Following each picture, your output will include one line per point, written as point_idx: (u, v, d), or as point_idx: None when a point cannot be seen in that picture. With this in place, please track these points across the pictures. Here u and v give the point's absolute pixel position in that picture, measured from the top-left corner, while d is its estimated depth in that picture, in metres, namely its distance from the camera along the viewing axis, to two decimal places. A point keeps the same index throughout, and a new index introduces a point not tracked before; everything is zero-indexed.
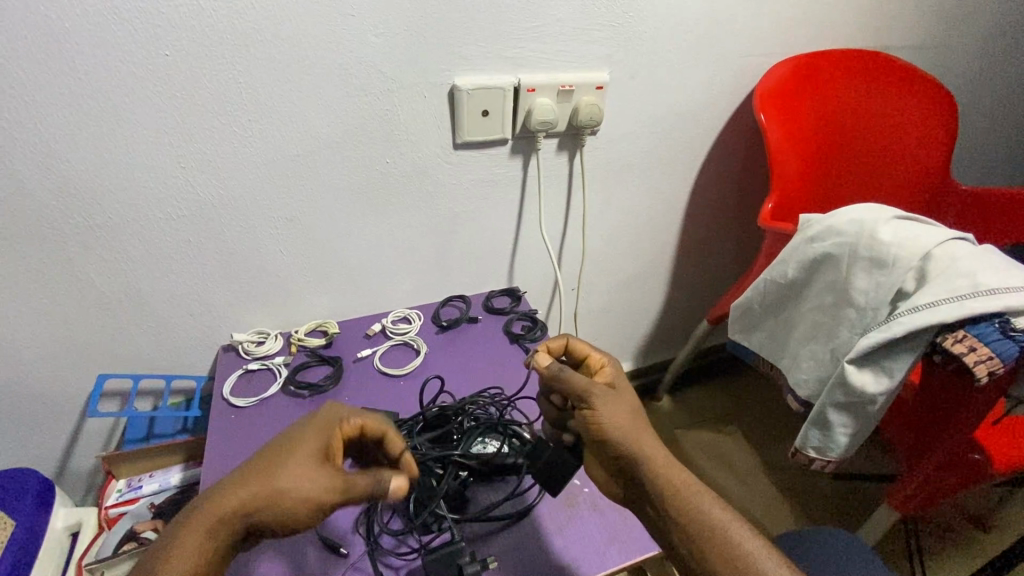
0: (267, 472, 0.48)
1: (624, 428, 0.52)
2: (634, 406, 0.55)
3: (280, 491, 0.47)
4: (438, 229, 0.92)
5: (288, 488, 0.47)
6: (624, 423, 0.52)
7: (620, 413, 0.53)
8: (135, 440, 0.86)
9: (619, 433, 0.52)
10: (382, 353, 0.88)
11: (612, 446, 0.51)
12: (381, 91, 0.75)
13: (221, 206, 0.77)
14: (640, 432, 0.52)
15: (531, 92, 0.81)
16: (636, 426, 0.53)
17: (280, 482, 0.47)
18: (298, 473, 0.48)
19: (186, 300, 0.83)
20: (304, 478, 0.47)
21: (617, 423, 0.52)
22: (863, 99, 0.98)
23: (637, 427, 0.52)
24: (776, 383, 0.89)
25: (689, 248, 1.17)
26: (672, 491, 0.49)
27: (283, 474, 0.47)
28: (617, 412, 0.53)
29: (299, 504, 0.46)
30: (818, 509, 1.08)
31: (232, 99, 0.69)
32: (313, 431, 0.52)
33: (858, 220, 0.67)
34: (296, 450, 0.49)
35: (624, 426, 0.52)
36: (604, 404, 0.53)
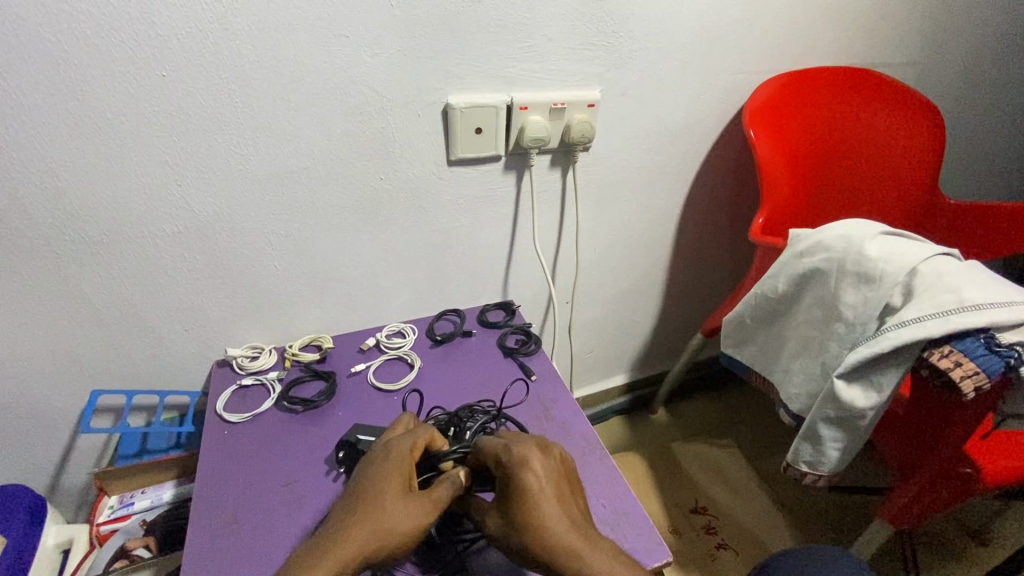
0: (374, 516, 0.52)
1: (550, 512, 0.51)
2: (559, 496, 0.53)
3: (389, 528, 0.51)
4: (433, 244, 0.93)
5: (392, 523, 0.52)
6: (557, 516, 0.51)
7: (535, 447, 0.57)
8: (128, 455, 0.86)
9: (551, 532, 0.50)
10: (376, 368, 0.88)
11: (542, 548, 0.50)
12: (375, 109, 0.76)
13: (216, 223, 0.77)
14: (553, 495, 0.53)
15: (524, 110, 0.82)
16: (571, 523, 0.51)
17: (388, 518, 0.52)
18: (395, 508, 0.53)
19: (180, 315, 0.84)
20: (402, 511, 0.53)
21: (557, 522, 0.50)
22: (850, 115, 0.99)
23: (571, 524, 0.51)
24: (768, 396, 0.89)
25: (682, 261, 1.18)
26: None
27: (384, 514, 0.52)
28: (552, 504, 0.51)
29: (408, 531, 0.52)
30: (813, 524, 1.07)
31: (228, 118, 0.70)
32: (385, 468, 0.57)
33: (845, 236, 0.68)
34: (388, 491, 0.54)
35: (559, 521, 0.51)
36: (535, 491, 0.52)
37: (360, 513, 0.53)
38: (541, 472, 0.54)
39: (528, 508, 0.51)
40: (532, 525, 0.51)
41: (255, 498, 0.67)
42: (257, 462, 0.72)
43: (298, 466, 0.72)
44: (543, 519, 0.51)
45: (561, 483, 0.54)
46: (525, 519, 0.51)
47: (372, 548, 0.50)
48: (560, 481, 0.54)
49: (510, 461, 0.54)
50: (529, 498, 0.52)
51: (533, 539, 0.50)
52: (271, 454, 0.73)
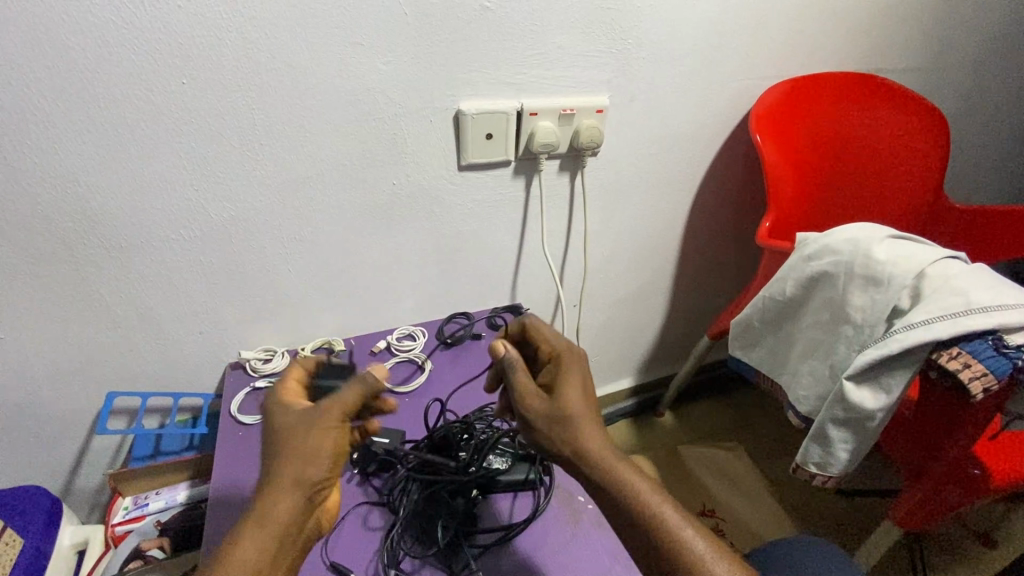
0: (279, 446, 0.52)
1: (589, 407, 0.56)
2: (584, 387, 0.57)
3: (295, 455, 0.51)
4: (443, 249, 0.94)
5: (294, 447, 0.51)
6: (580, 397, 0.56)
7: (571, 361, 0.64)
8: (142, 457, 0.87)
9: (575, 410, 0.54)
10: (387, 370, 0.89)
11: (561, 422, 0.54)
12: (388, 116, 0.78)
13: (231, 227, 0.79)
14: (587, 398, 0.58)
15: (533, 115, 0.83)
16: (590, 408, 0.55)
17: (292, 446, 0.51)
18: (293, 436, 0.52)
19: (195, 318, 0.85)
20: (303, 425, 0.53)
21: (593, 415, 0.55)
22: (855, 119, 1.00)
23: (590, 409, 0.55)
24: (776, 399, 0.90)
25: (689, 265, 1.18)
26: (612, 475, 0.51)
27: (288, 444, 0.52)
28: (580, 391, 0.56)
29: (321, 444, 0.52)
30: (821, 527, 1.07)
31: (244, 124, 0.72)
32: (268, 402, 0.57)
33: (853, 240, 0.69)
34: (281, 419, 0.54)
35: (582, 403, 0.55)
36: (568, 378, 0.57)
37: (269, 449, 0.52)
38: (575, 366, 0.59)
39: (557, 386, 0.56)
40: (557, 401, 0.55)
41: None
42: None
43: None
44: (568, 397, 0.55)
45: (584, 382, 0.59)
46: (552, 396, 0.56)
47: (292, 475, 0.50)
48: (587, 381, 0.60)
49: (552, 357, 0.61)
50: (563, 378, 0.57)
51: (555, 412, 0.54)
52: None
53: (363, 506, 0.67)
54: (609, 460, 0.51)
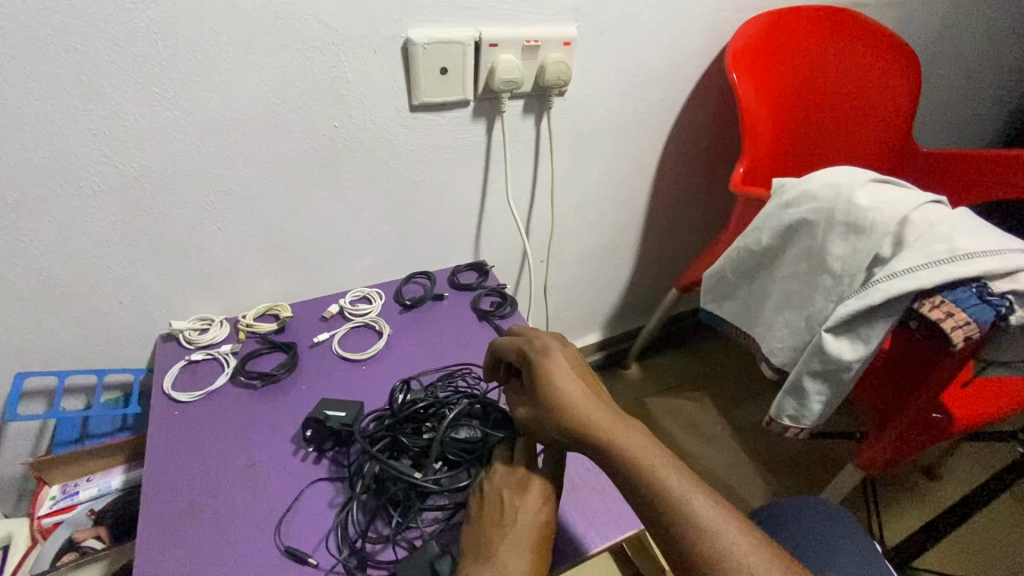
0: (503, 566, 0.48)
1: (590, 403, 0.52)
2: (580, 371, 0.56)
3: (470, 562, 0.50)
4: (397, 202, 0.85)
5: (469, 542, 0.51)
6: (584, 395, 0.52)
7: (560, 370, 0.55)
8: (69, 441, 0.79)
9: (585, 407, 0.51)
10: (341, 337, 0.82)
11: (561, 416, 0.51)
12: (325, 46, 0.67)
13: (147, 177, 0.68)
14: (576, 386, 0.53)
15: (493, 47, 0.73)
16: (603, 408, 0.52)
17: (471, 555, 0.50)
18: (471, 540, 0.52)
19: (112, 285, 0.74)
20: (519, 550, 0.49)
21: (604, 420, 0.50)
22: (832, 59, 0.95)
23: (596, 401, 0.52)
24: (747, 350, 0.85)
25: (658, 215, 1.14)
26: (633, 469, 0.46)
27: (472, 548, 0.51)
28: (568, 377, 0.54)
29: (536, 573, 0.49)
30: (782, 471, 1.10)
31: (146, 52, 0.60)
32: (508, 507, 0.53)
33: (834, 185, 0.66)
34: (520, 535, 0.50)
35: (583, 397, 0.52)
36: (559, 371, 0.55)
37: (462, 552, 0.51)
38: (561, 357, 0.57)
39: (554, 387, 0.53)
40: (562, 401, 0.52)
41: (216, 482, 0.62)
42: (215, 443, 0.67)
43: (262, 445, 0.66)
44: (571, 395, 0.52)
45: (585, 374, 0.57)
46: (552, 401, 0.52)
47: None
48: (578, 367, 0.57)
49: (532, 353, 0.57)
50: (552, 378, 0.54)
51: (560, 415, 0.51)
52: (227, 436, 0.67)
53: (322, 484, 0.62)
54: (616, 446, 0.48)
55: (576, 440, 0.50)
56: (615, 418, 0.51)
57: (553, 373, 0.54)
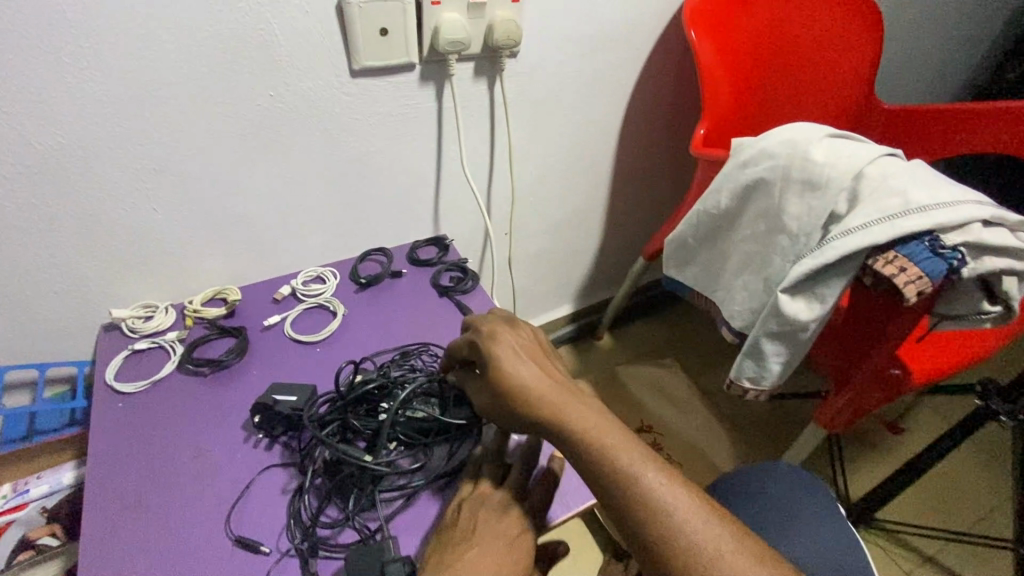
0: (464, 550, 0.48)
1: (542, 387, 0.49)
2: (533, 353, 0.54)
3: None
4: (347, 176, 0.81)
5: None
6: (535, 377, 0.50)
7: (510, 353, 0.52)
8: (12, 440, 0.74)
9: (536, 389, 0.49)
10: (294, 319, 0.79)
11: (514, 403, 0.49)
12: (250, 6, 0.62)
13: (65, 157, 0.63)
14: (527, 369, 0.51)
15: (436, 5, 0.69)
16: (556, 388, 0.49)
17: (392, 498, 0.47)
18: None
19: (41, 275, 0.70)
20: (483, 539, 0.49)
21: (556, 402, 0.48)
22: (792, 14, 0.92)
23: (548, 383, 0.49)
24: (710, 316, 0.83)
25: (623, 183, 1.12)
26: (587, 452, 0.44)
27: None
28: (518, 361, 0.51)
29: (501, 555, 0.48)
30: (750, 432, 1.11)
31: (46, 16, 0.54)
32: (485, 533, 0.49)
33: (790, 142, 0.64)
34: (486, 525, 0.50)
35: (534, 378, 0.50)
36: (509, 356, 0.52)
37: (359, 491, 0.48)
38: (511, 339, 0.54)
39: (504, 371, 0.50)
40: (513, 386, 0.50)
41: (163, 474, 0.60)
42: (162, 434, 0.64)
43: (211, 433, 0.64)
44: (521, 378, 0.50)
45: (539, 355, 0.54)
46: (502, 386, 0.50)
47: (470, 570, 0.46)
48: (531, 348, 0.54)
49: (480, 338, 0.54)
50: (500, 363, 0.51)
51: (512, 401, 0.49)
52: (174, 427, 0.65)
53: (276, 469, 0.61)
54: (569, 428, 0.46)
55: (531, 424, 0.48)
56: (568, 399, 0.48)
57: (503, 357, 0.51)
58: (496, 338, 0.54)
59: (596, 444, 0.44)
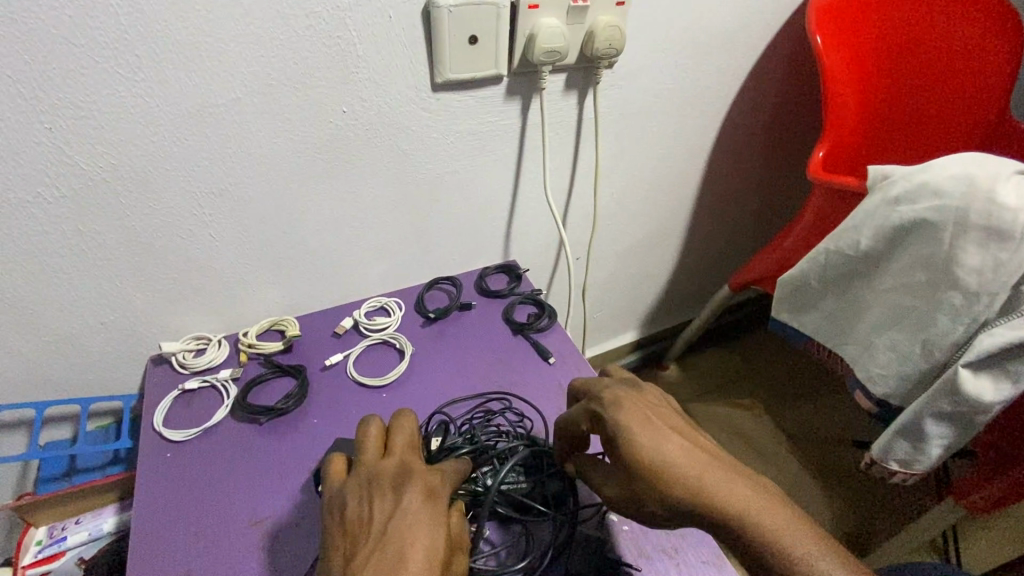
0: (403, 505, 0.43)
1: (699, 468, 0.39)
2: (668, 418, 0.44)
3: (438, 529, 0.41)
4: (418, 199, 0.73)
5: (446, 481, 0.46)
6: (684, 450, 0.40)
7: (646, 425, 0.42)
8: (54, 479, 0.69)
9: (692, 470, 0.39)
10: (357, 357, 0.71)
11: (665, 492, 0.39)
12: (329, 11, 0.54)
13: (119, 180, 0.56)
14: (671, 442, 0.41)
15: (534, 9, 0.59)
16: (715, 466, 0.39)
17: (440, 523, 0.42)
18: (431, 479, 0.45)
19: (91, 305, 0.63)
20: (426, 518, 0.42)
21: (723, 487, 0.38)
22: (936, 17, 0.78)
23: (703, 460, 0.40)
24: (835, 372, 0.75)
25: (708, 204, 1.01)
26: (778, 557, 0.35)
27: (440, 504, 0.43)
28: (658, 434, 0.41)
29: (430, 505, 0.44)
30: (844, 487, 1.01)
31: (103, 23, 0.47)
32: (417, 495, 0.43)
33: (965, 177, 0.52)
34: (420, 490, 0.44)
35: (685, 455, 0.40)
36: (645, 427, 0.42)
37: (410, 497, 0.43)
38: (639, 404, 0.44)
39: (644, 447, 0.41)
40: (661, 469, 0.39)
41: (215, 545, 0.52)
42: (214, 493, 0.57)
43: (268, 496, 0.56)
44: (669, 457, 0.40)
45: (673, 419, 0.45)
46: (646, 468, 0.40)
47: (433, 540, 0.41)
48: (664, 413, 0.45)
49: (602, 406, 0.45)
50: (637, 437, 0.41)
51: (663, 487, 0.39)
52: (228, 485, 0.57)
53: None
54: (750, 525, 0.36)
55: (692, 516, 0.38)
56: (735, 481, 0.39)
57: (639, 430, 0.42)
58: (622, 405, 0.44)
59: (788, 547, 0.35)
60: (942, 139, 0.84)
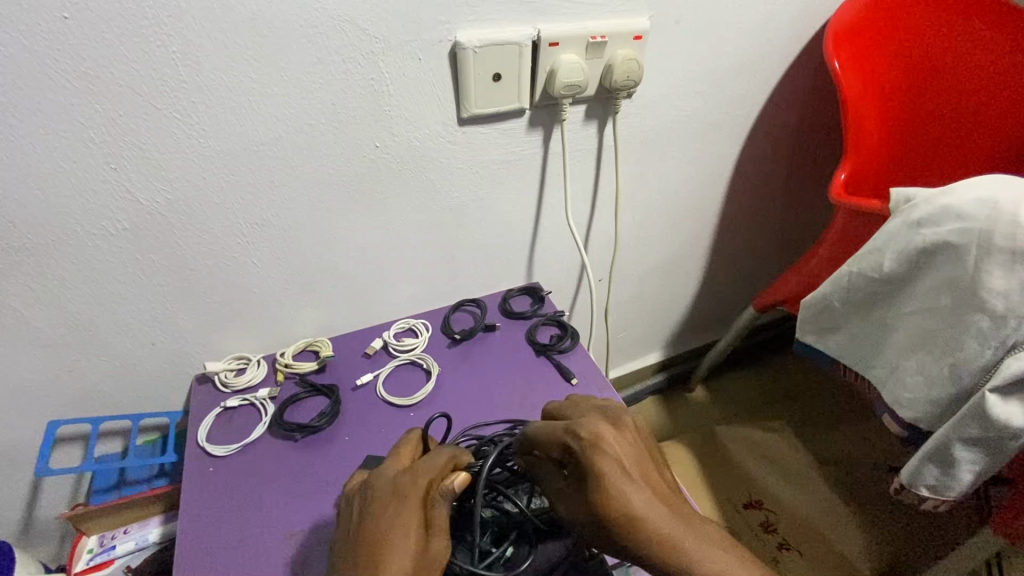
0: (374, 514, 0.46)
1: (666, 521, 0.38)
2: (644, 464, 0.42)
3: (402, 523, 0.44)
4: (445, 225, 0.76)
5: (420, 475, 0.48)
6: (654, 503, 0.38)
7: (619, 470, 0.40)
8: (106, 490, 0.73)
9: (656, 523, 0.38)
10: (386, 377, 0.74)
11: (629, 541, 0.38)
12: (365, 56, 0.58)
13: (173, 213, 0.61)
14: (641, 492, 0.39)
15: (554, 47, 0.63)
16: (678, 521, 0.38)
17: (399, 517, 0.45)
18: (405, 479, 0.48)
19: (144, 328, 0.68)
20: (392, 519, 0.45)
21: (688, 544, 0.36)
22: (963, 35, 0.77)
23: (672, 514, 0.38)
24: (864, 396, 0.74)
25: (731, 226, 1.01)
26: None
27: (407, 501, 0.46)
28: (629, 482, 0.39)
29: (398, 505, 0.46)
30: (882, 515, 0.97)
31: (165, 75, 0.53)
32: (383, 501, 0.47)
33: (987, 200, 0.52)
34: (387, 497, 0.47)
35: (649, 508, 0.38)
36: (616, 474, 0.40)
37: (375, 501, 0.47)
38: (617, 446, 0.42)
39: (613, 497, 0.39)
40: (624, 519, 0.38)
41: (255, 555, 0.55)
42: (253, 506, 0.60)
43: (304, 509, 0.59)
44: (634, 507, 0.38)
45: (648, 465, 0.42)
46: (613, 517, 0.38)
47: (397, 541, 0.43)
48: (641, 458, 0.42)
49: (579, 444, 0.43)
50: (608, 484, 0.39)
51: (622, 537, 0.38)
52: (266, 499, 0.60)
53: None
54: None
55: (649, 572, 0.37)
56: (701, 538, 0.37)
57: (611, 477, 0.40)
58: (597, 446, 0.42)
59: None
60: (978, 156, 0.82)
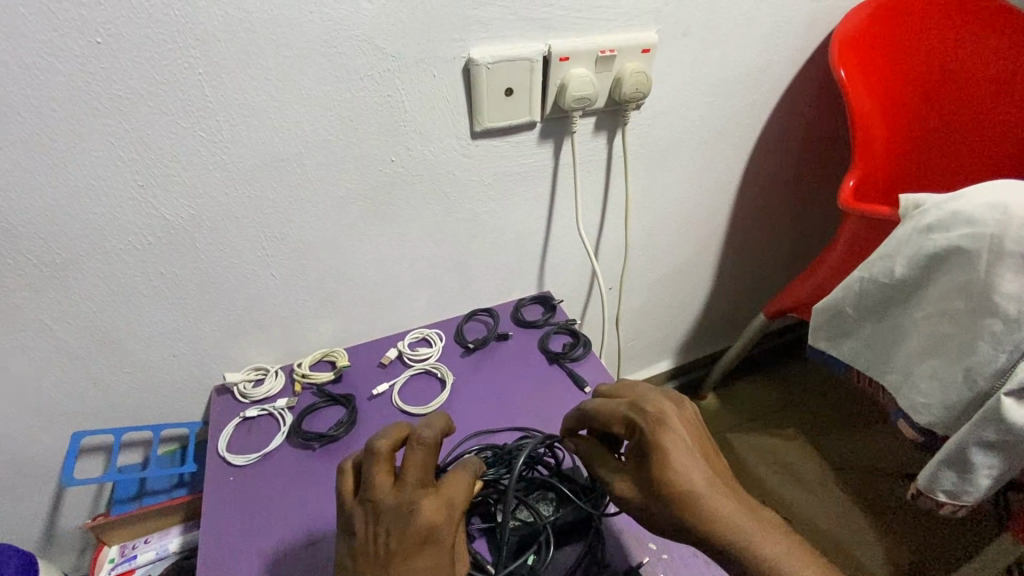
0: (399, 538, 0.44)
1: (721, 498, 0.42)
2: (699, 442, 0.46)
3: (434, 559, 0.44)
4: (458, 236, 0.78)
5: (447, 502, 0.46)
6: (711, 481, 0.43)
7: (681, 450, 0.44)
8: (127, 500, 0.74)
9: (711, 500, 0.42)
10: (402, 386, 0.75)
11: (686, 513, 0.42)
12: (381, 74, 0.60)
13: (196, 227, 0.63)
14: (699, 470, 0.43)
15: (564, 61, 0.65)
16: (731, 497, 0.43)
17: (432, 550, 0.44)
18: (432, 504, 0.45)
19: (166, 339, 0.70)
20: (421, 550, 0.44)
21: (739, 519, 0.42)
22: (968, 43, 0.78)
23: (725, 491, 0.43)
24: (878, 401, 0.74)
25: (740, 233, 1.02)
26: None
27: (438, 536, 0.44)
28: (690, 460, 0.44)
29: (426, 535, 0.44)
30: (898, 522, 0.96)
31: (190, 95, 0.55)
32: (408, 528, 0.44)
33: (997, 206, 0.53)
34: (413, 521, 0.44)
35: (708, 486, 0.43)
36: (680, 453, 0.44)
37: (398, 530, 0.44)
38: (680, 425, 0.46)
39: (676, 472, 0.43)
40: (684, 495, 0.42)
41: (279, 560, 0.56)
42: (276, 511, 0.61)
43: (325, 514, 0.60)
44: (693, 485, 0.42)
45: (702, 443, 0.47)
46: (674, 492, 0.43)
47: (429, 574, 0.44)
48: (697, 437, 0.47)
49: (644, 422, 0.46)
50: (671, 461, 0.43)
51: (681, 511, 0.42)
52: (288, 505, 0.61)
53: None
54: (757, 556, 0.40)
55: (698, 541, 0.42)
56: (747, 513, 0.42)
57: (676, 457, 0.43)
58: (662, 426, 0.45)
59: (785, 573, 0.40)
60: (985, 162, 0.82)
